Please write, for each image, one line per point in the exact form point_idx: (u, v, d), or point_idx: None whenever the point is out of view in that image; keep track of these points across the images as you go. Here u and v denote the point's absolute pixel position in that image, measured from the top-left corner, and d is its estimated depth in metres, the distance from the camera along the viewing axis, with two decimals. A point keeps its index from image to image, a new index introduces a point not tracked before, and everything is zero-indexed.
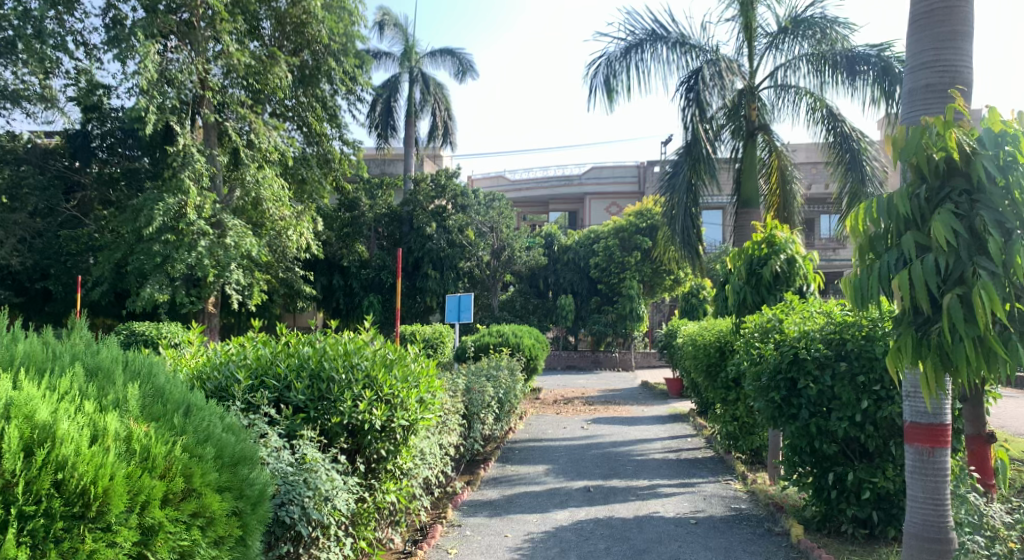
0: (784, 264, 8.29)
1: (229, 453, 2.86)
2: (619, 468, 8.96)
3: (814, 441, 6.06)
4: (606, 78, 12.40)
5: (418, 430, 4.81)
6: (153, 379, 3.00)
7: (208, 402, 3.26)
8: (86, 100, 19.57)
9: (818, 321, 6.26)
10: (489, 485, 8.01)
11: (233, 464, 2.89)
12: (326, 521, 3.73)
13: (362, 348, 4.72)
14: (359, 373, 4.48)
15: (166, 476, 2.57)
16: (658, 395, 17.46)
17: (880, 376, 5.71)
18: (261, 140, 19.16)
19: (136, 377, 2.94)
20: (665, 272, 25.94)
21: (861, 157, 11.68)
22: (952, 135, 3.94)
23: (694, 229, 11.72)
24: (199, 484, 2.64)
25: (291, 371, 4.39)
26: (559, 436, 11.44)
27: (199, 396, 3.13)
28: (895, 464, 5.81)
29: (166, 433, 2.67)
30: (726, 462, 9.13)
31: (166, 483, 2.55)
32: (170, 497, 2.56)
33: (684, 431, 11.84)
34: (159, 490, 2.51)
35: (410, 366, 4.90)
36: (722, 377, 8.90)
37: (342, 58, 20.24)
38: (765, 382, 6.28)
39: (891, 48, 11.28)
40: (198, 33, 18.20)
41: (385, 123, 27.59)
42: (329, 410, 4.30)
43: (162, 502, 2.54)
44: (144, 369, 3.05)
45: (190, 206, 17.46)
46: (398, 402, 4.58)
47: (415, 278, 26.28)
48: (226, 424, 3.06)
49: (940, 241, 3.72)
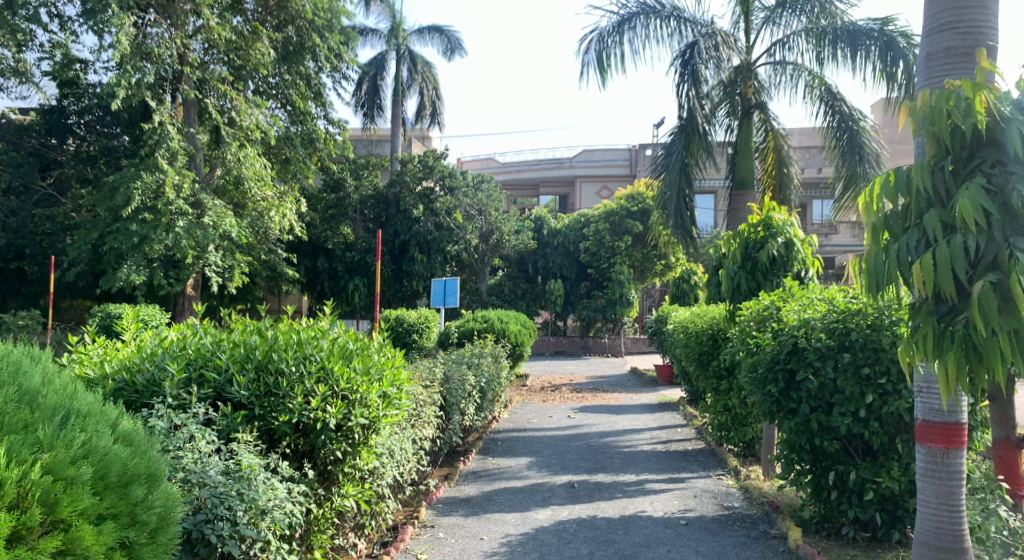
0: (781, 247, 7.81)
1: (117, 472, 2.43)
2: (605, 461, 8.54)
3: (814, 438, 5.61)
4: (598, 53, 11.86)
5: (382, 428, 4.32)
6: (26, 377, 2.54)
7: (106, 402, 2.81)
8: (62, 75, 19.00)
9: (819, 309, 5.79)
10: (467, 480, 7.56)
11: (124, 484, 2.45)
12: (264, 538, 3.30)
13: (318, 337, 4.25)
14: (313, 364, 4.02)
15: (18, 506, 2.17)
16: (647, 382, 17.04)
17: (886, 369, 5.25)
18: (242, 118, 18.66)
19: (1, 375, 2.47)
20: (657, 256, 25.39)
21: (859, 137, 11.24)
22: (980, 98, 3.43)
23: (689, 211, 11.16)
24: (67, 513, 2.24)
25: (234, 363, 3.91)
26: (545, 426, 11.01)
27: (92, 399, 2.68)
28: (902, 464, 5.35)
29: (25, 449, 2.25)
30: (718, 455, 8.71)
31: (17, 515, 2.16)
32: (25, 532, 2.17)
33: (673, 421, 11.44)
34: (8, 525, 2.12)
35: (373, 357, 4.42)
36: (714, 366, 8.53)
37: (325, 34, 19.68)
38: (761, 374, 5.82)
39: (895, 22, 10.80)
40: (177, 6, 17.54)
41: (371, 102, 27.01)
42: (277, 407, 3.85)
43: (12, 540, 2.15)
44: (18, 364, 2.59)
45: (169, 183, 16.90)
46: (357, 398, 4.10)
47: (401, 261, 25.74)
48: (121, 431, 2.61)
49: (968, 221, 3.25)
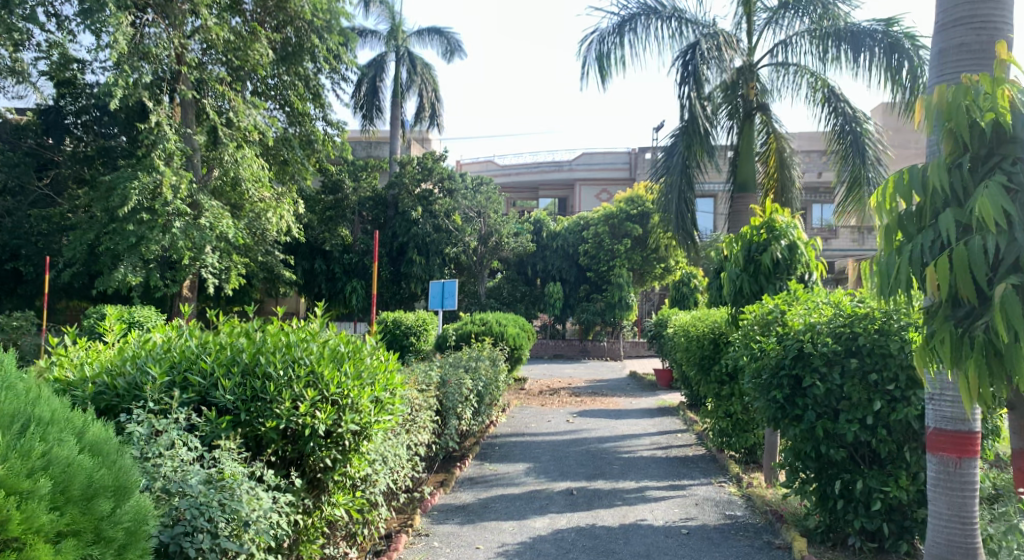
0: (785, 250, 7.66)
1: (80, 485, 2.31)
2: (605, 467, 8.37)
3: (820, 445, 5.45)
4: (598, 55, 11.72)
5: (374, 434, 4.16)
6: None
7: (73, 408, 2.68)
8: (59, 74, 18.87)
9: (825, 312, 5.64)
10: (463, 486, 7.40)
11: (89, 498, 2.34)
12: (246, 551, 3.15)
13: (308, 340, 4.10)
14: (303, 368, 3.87)
15: None
16: (647, 386, 16.87)
17: (895, 375, 5.10)
18: (240, 119, 18.51)
19: None
20: (656, 260, 25.26)
21: (863, 139, 11.09)
22: (1001, 93, 3.29)
23: (689, 214, 11.01)
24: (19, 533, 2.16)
25: (220, 366, 3.75)
26: (543, 430, 10.85)
27: (58, 404, 2.56)
28: (910, 473, 5.20)
29: None
30: (719, 461, 8.55)
31: None
32: None
33: (673, 426, 11.28)
34: None
35: (365, 361, 4.27)
36: (716, 371, 8.38)
37: (325, 35, 19.52)
38: (766, 380, 5.67)
39: (900, 23, 10.66)
40: (175, 6, 17.35)
41: (370, 103, 26.88)
42: (263, 413, 3.70)
43: None
44: None
45: (167, 184, 16.75)
46: (347, 403, 3.96)
47: (399, 263, 25.63)
48: (85, 440, 2.49)
49: (988, 222, 3.09)
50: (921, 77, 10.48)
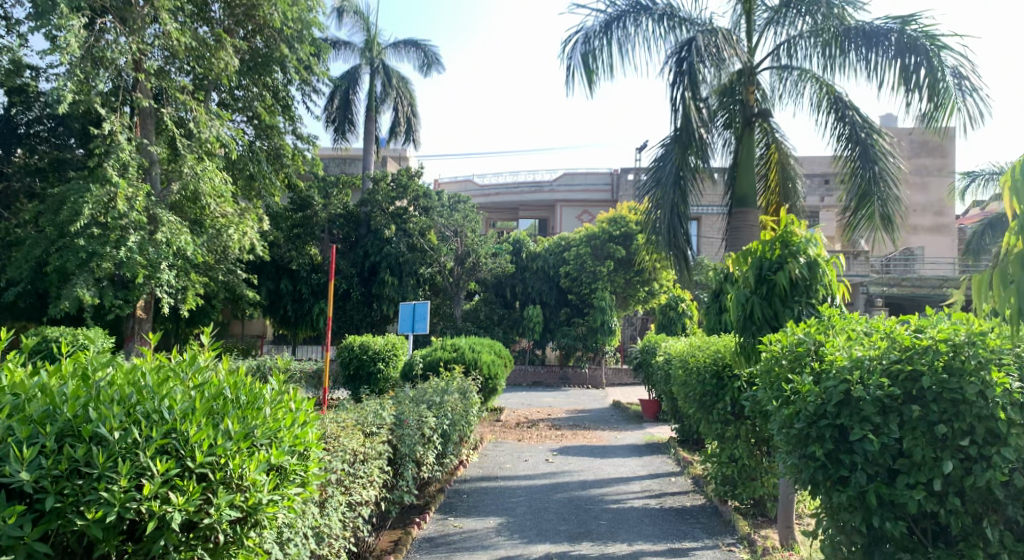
0: (803, 269, 6.49)
1: None
2: (591, 523, 7.07)
3: (872, 516, 4.23)
4: (584, 55, 10.57)
5: (267, 520, 3.06)
6: None
7: None
8: (10, 82, 17.39)
9: (874, 344, 4.41)
10: (421, 551, 6.10)
11: None
12: None
13: (170, 387, 3.04)
14: (159, 425, 2.85)
15: None
16: (630, 418, 15.61)
17: (970, 428, 3.91)
18: (202, 130, 16.87)
19: None
20: (639, 283, 24.31)
21: (873, 149, 10.01)
22: None
23: (683, 231, 9.86)
24: None
25: (24, 424, 2.70)
26: (519, 473, 9.54)
27: None
28: (988, 554, 4.00)
29: None
30: (722, 515, 7.32)
31: None
32: None
33: (664, 467, 10.03)
34: None
35: (263, 412, 3.18)
36: (721, 409, 7.19)
37: (296, 45, 18.39)
38: (799, 431, 4.46)
39: (917, 22, 9.66)
40: (136, 10, 15.85)
41: (342, 117, 25.69)
42: (84, 497, 2.65)
43: None
44: None
45: (121, 197, 15.14)
46: (221, 478, 2.89)
47: (371, 285, 24.39)
48: None
49: None
50: (941, 81, 9.33)
